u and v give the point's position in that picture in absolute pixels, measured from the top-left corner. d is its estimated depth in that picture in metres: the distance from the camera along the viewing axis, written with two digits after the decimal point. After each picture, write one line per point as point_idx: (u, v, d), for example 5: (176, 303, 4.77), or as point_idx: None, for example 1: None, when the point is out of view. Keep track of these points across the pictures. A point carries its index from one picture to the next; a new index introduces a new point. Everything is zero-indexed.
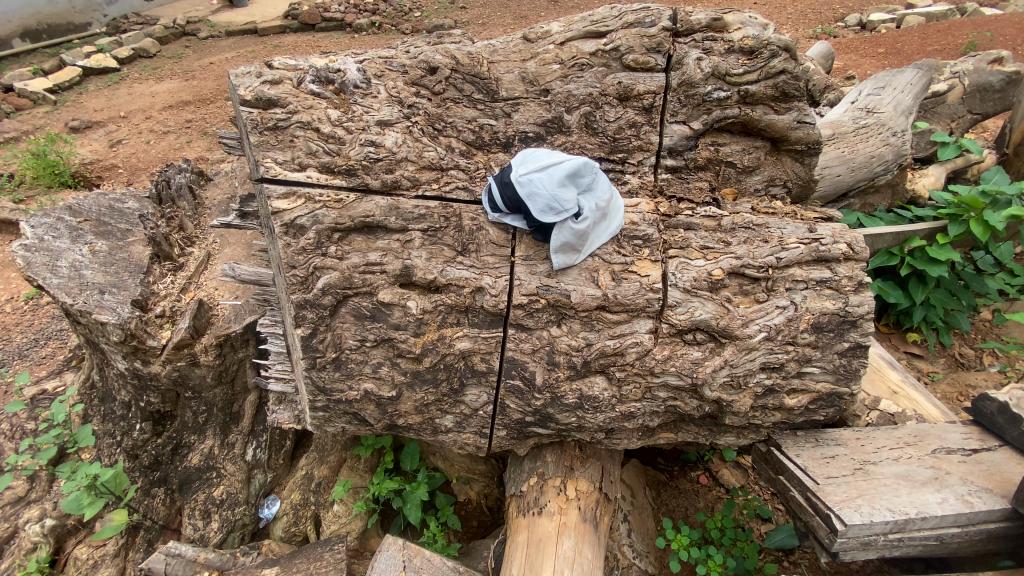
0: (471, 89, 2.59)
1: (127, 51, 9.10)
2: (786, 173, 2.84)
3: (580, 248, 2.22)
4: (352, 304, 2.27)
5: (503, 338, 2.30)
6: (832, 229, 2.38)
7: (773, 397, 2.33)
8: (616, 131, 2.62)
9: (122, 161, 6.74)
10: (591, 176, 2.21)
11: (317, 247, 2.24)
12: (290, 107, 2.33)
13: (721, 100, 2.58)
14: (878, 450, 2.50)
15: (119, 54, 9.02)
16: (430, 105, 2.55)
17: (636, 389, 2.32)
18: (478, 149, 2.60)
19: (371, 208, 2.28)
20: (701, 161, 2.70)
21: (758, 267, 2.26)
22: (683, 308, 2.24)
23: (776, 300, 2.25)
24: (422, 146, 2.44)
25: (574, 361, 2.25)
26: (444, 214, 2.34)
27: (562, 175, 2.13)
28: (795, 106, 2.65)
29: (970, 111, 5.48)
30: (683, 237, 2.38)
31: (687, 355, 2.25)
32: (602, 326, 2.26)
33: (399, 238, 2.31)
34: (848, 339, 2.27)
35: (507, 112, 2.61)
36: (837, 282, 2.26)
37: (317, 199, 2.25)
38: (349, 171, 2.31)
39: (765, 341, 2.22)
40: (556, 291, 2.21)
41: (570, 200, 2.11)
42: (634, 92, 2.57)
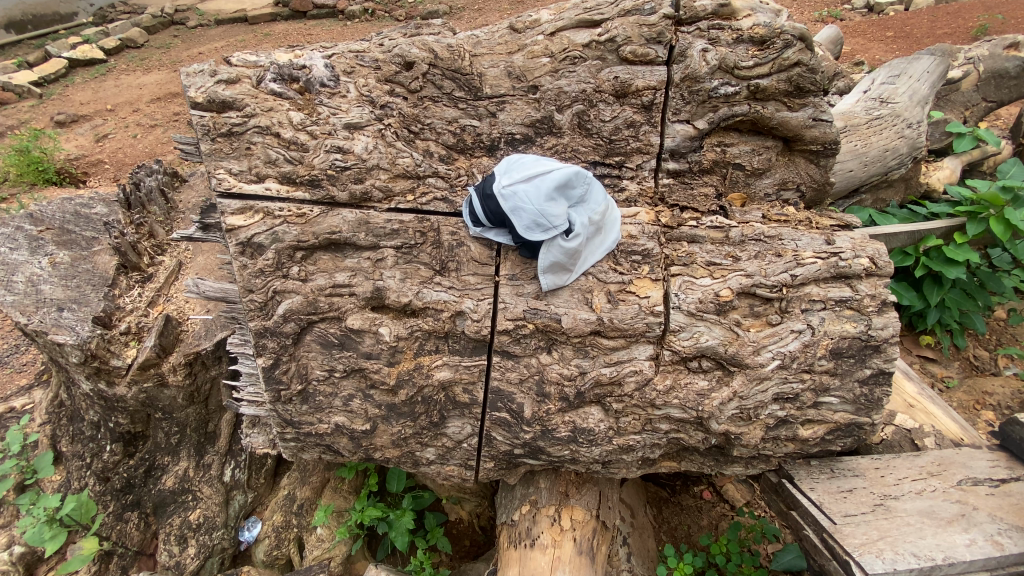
0: (451, 86, 2.31)
1: (114, 41, 8.73)
2: (800, 176, 2.57)
3: (572, 269, 1.98)
4: (319, 331, 2.03)
5: (487, 366, 2.07)
6: (852, 240, 2.16)
7: (786, 428, 2.11)
8: (612, 131, 2.35)
9: (109, 157, 6.49)
10: (585, 188, 1.95)
11: (277, 268, 2.01)
12: (246, 110, 2.09)
13: (729, 97, 2.33)
14: (900, 483, 2.29)
15: (106, 45, 8.68)
16: (406, 104, 2.29)
17: (635, 421, 2.10)
18: (459, 154, 2.35)
19: (337, 222, 2.04)
20: (707, 163, 2.44)
21: (771, 286, 2.01)
22: (688, 334, 1.98)
23: (791, 322, 2.01)
24: (396, 151, 2.19)
25: (566, 392, 2.04)
26: (420, 229, 2.08)
27: (553, 187, 1.87)
28: (811, 102, 2.40)
29: (985, 100, 5.18)
30: (687, 250, 2.13)
31: (693, 386, 2.02)
32: (597, 353, 2.03)
33: (369, 256, 2.06)
34: (870, 366, 2.04)
35: (492, 111, 2.34)
36: (858, 302, 2.04)
37: (277, 215, 2.02)
38: (313, 182, 2.07)
39: (780, 369, 1.98)
40: (545, 315, 1.98)
41: (560, 217, 1.86)
42: (632, 88, 2.30)
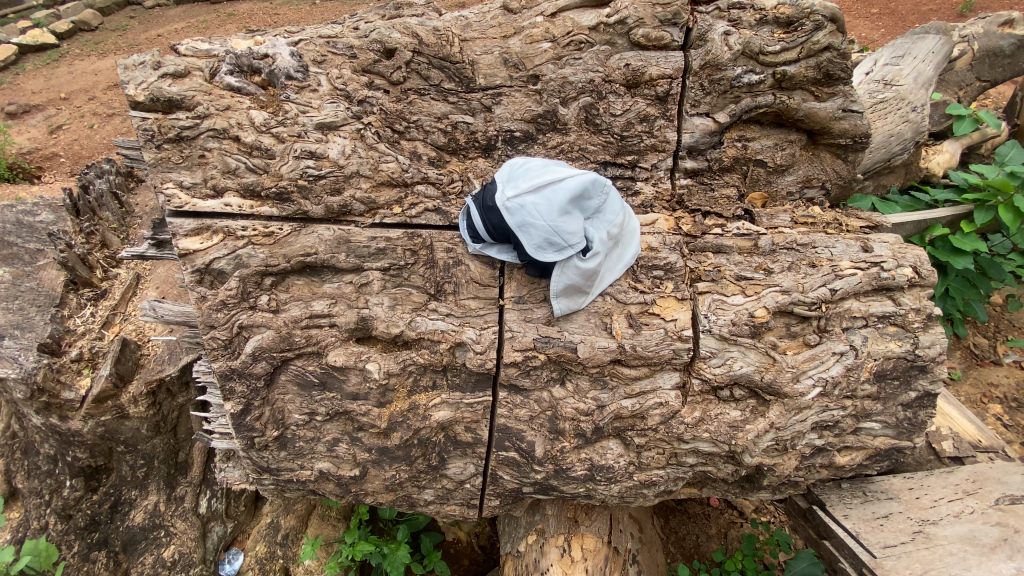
0: (439, 76, 2.01)
1: (66, 23, 7.94)
2: (825, 172, 2.33)
3: (588, 292, 1.73)
4: (296, 369, 1.75)
5: (493, 402, 1.82)
6: (891, 246, 1.94)
7: (822, 456, 1.92)
8: (623, 127, 2.07)
9: (64, 150, 5.95)
10: (603, 197, 1.68)
11: (241, 298, 1.70)
12: (197, 110, 1.77)
13: (752, 86, 2.08)
14: (937, 505, 2.11)
15: (58, 28, 7.92)
16: (388, 98, 1.98)
17: (659, 456, 1.88)
18: (451, 155, 2.06)
19: (312, 242, 1.74)
20: (728, 161, 2.18)
21: (809, 304, 1.79)
22: (719, 360, 1.76)
23: (831, 344, 1.79)
24: (378, 155, 1.89)
25: (582, 428, 1.80)
26: (410, 246, 1.79)
27: (567, 198, 1.59)
28: (840, 91, 2.16)
29: (979, 79, 4.64)
30: (715, 263, 1.89)
31: (724, 417, 1.80)
32: (617, 383, 1.80)
33: (352, 281, 1.77)
34: (915, 389, 1.84)
35: (487, 105, 2.04)
36: (903, 318, 1.83)
37: (240, 235, 1.72)
38: (280, 195, 1.77)
39: (820, 397, 1.77)
40: (559, 344, 1.73)
41: (576, 234, 1.60)
42: (645, 76, 2.02)
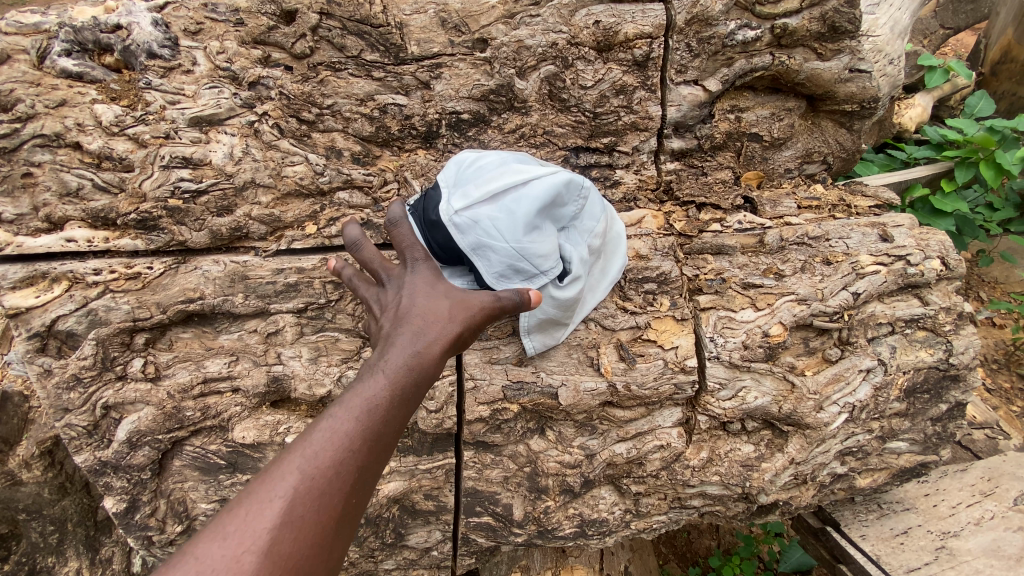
0: (357, 46, 1.54)
1: None
2: (829, 144, 1.98)
3: (566, 322, 1.38)
4: (193, 449, 1.34)
5: (456, 462, 1.48)
6: (912, 232, 1.64)
7: (843, 481, 1.65)
8: (596, 102, 1.66)
9: None
10: (581, 201, 1.30)
11: (103, 369, 1.27)
12: (16, 109, 1.29)
13: (748, 44, 1.70)
14: (956, 512, 1.91)
15: None
16: (290, 78, 1.51)
17: (660, 502, 1.58)
18: (382, 148, 1.61)
19: (195, 282, 1.32)
20: (720, 137, 1.81)
21: (830, 314, 1.48)
22: (729, 392, 1.45)
23: (857, 359, 1.49)
24: (280, 155, 1.44)
25: (569, 483, 1.47)
26: (333, 277, 1.37)
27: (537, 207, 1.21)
28: (847, 47, 1.80)
29: (942, 28, 3.61)
30: (717, 269, 1.55)
31: (736, 454, 1.51)
32: (607, 427, 1.47)
33: (257, 329, 1.36)
34: (946, 401, 1.59)
35: (424, 80, 1.59)
36: (932, 320, 1.56)
37: (92, 281, 1.29)
38: (145, 222, 1.33)
39: (846, 423, 1.49)
40: (535, 390, 1.38)
41: (550, 255, 1.23)
42: (619, 37, 1.61)
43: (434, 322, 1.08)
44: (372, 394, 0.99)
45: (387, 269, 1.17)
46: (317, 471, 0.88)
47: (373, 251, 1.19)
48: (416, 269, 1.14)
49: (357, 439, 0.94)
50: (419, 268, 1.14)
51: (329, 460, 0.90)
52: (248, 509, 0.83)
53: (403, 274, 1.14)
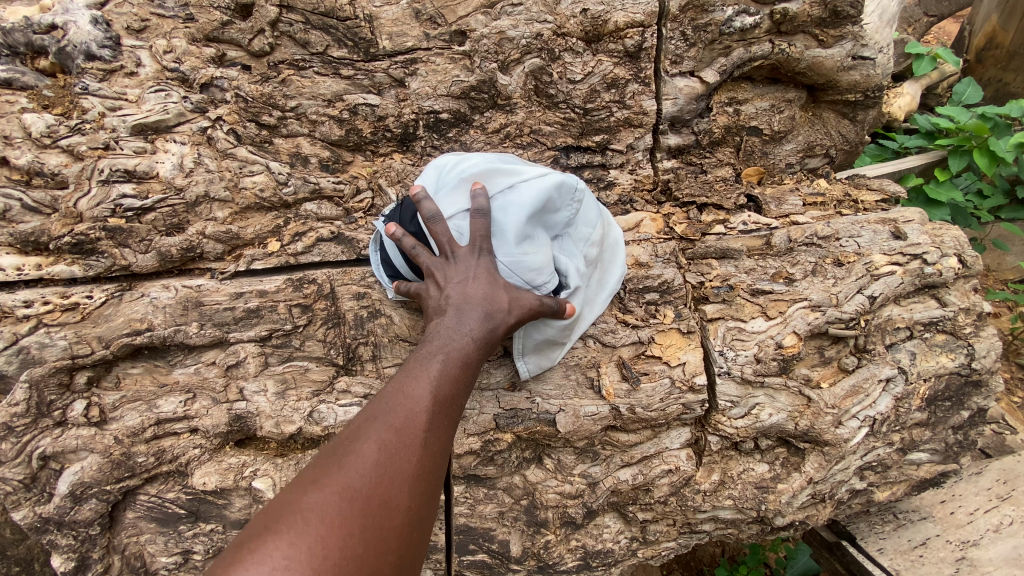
0: (322, 41, 1.39)
1: None
2: (830, 137, 1.88)
3: (563, 341, 1.25)
4: (147, 498, 1.20)
5: (446, 498, 1.36)
6: (926, 227, 1.53)
7: (862, 496, 1.54)
8: (586, 97, 1.53)
9: None
10: (575, 206, 1.17)
11: (38, 414, 1.12)
12: None
13: (746, 32, 1.58)
14: (976, 520, 1.80)
15: None
16: (248, 78, 1.36)
17: (669, 529, 1.46)
18: (353, 152, 1.46)
19: (141, 311, 1.17)
20: (719, 131, 1.69)
21: (846, 321, 1.37)
22: (741, 410, 1.34)
23: (875, 368, 1.38)
24: (237, 164, 1.30)
25: (570, 515, 1.34)
26: (300, 300, 1.23)
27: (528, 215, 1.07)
28: (849, 32, 1.69)
29: (927, 14, 3.52)
30: (722, 276, 1.43)
31: (749, 475, 1.39)
32: (610, 452, 1.35)
33: (216, 360, 1.21)
34: (969, 408, 1.50)
35: (397, 77, 1.45)
36: (952, 322, 1.46)
37: (23, 315, 1.14)
38: (83, 246, 1.18)
39: (866, 437, 1.39)
40: (531, 418, 1.27)
41: (544, 268, 1.10)
42: (608, 26, 1.48)
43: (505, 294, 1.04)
44: (465, 341, 0.98)
45: (453, 247, 1.05)
46: (442, 394, 0.92)
47: (443, 229, 1.05)
48: (483, 259, 1.05)
49: (463, 373, 0.97)
50: (484, 257, 1.05)
51: (448, 392, 0.93)
52: (390, 418, 0.87)
53: (470, 256, 1.04)
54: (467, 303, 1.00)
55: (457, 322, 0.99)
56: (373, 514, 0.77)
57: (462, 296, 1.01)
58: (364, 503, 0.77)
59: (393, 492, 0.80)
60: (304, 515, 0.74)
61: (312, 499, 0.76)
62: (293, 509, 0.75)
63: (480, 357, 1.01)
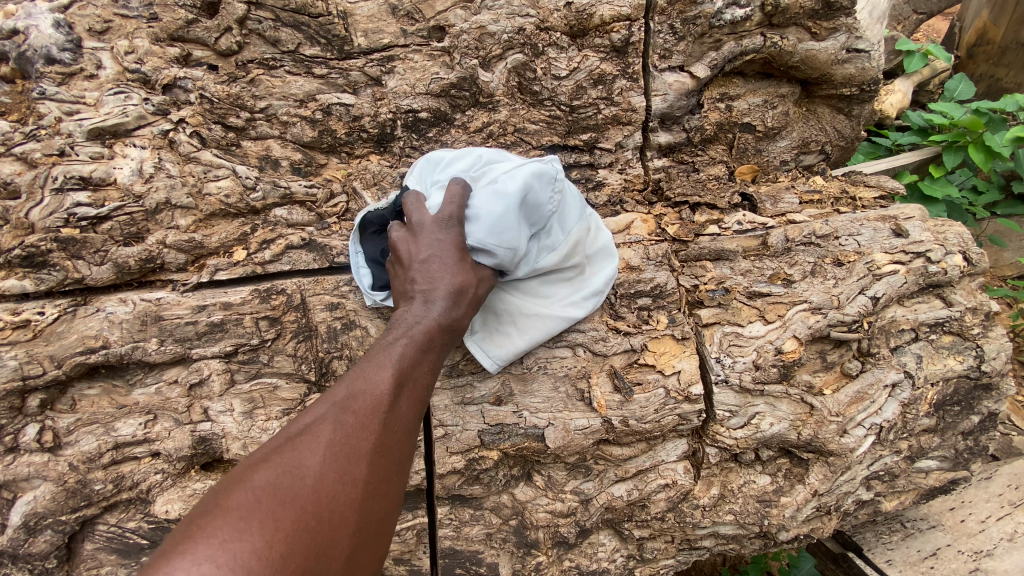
0: (292, 38, 1.32)
1: None
2: (825, 133, 1.82)
3: (522, 327, 1.16)
4: (107, 529, 1.11)
5: (430, 521, 1.27)
6: (929, 224, 1.47)
7: (869, 506, 1.47)
8: (573, 94, 1.47)
9: None
10: (557, 196, 1.11)
11: None
12: None
13: (737, 24, 1.52)
14: (987, 527, 1.73)
15: None
16: (214, 78, 1.29)
17: (667, 546, 1.38)
18: (328, 155, 1.39)
19: (95, 328, 1.09)
20: (711, 128, 1.63)
21: (849, 323, 1.30)
22: (741, 420, 1.27)
23: (880, 373, 1.31)
24: (202, 169, 1.23)
25: (563, 535, 1.27)
26: (268, 312, 1.16)
27: (504, 201, 1.02)
28: (843, 25, 1.63)
29: (918, 10, 3.49)
30: (718, 278, 1.36)
31: (751, 488, 1.32)
32: (603, 467, 1.27)
33: (178, 379, 1.13)
34: (978, 412, 1.43)
35: (373, 75, 1.38)
36: (958, 323, 1.39)
37: None
38: (33, 260, 1.10)
39: (872, 446, 1.32)
40: (517, 433, 1.20)
41: (512, 254, 1.03)
42: (594, 19, 1.42)
43: (474, 274, 0.99)
44: (432, 319, 0.93)
45: (423, 225, 1.01)
46: (406, 373, 0.86)
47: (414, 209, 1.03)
48: (451, 234, 1.00)
49: (429, 352, 0.91)
50: (453, 230, 1.00)
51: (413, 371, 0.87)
52: (351, 396, 0.81)
53: (438, 232, 0.99)
54: (433, 280, 0.95)
55: (423, 303, 0.94)
56: (326, 495, 0.71)
57: (427, 275, 0.96)
58: (316, 485, 0.71)
59: (351, 471, 0.74)
60: (254, 496, 0.68)
61: (262, 479, 0.70)
62: (241, 489, 0.70)
63: (449, 341, 0.95)
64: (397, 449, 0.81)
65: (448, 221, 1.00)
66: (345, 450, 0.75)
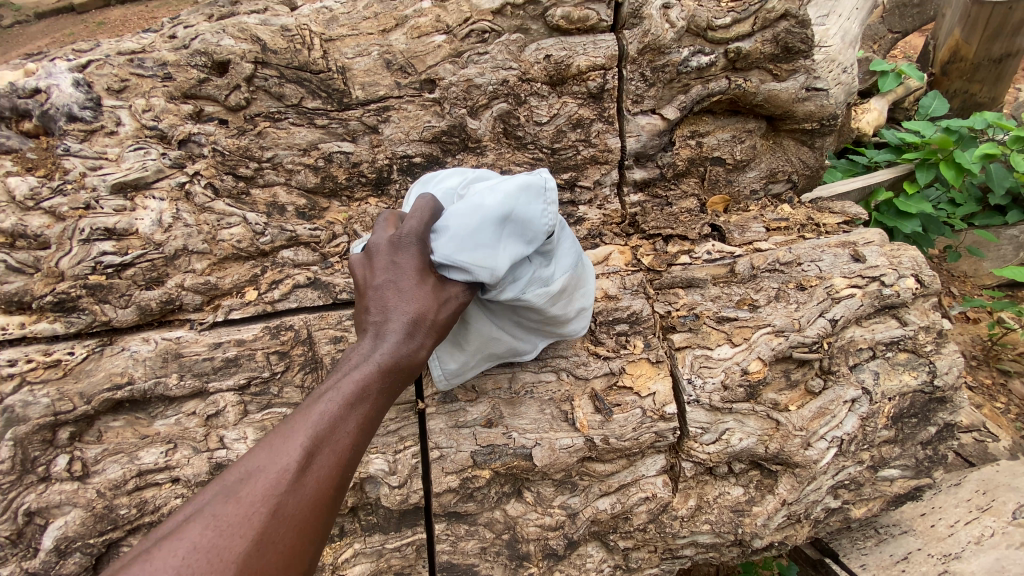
0: (296, 94, 1.45)
1: None
2: (792, 163, 1.95)
3: (477, 346, 1.25)
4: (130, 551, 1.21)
5: (428, 537, 1.37)
6: (884, 250, 1.60)
7: (838, 514, 1.58)
8: (553, 137, 1.60)
9: None
10: (548, 203, 1.13)
11: (19, 473, 1.13)
12: None
13: (703, 70, 1.66)
14: (955, 531, 1.83)
15: None
16: (225, 132, 1.42)
17: (650, 556, 1.48)
18: (330, 198, 1.51)
19: (121, 365, 1.20)
20: (683, 163, 1.76)
21: (809, 344, 1.42)
22: (713, 436, 1.38)
23: (840, 390, 1.44)
24: (216, 217, 1.35)
25: (552, 547, 1.36)
26: (278, 347, 1.28)
27: (480, 211, 1.09)
28: (802, 66, 1.77)
29: (891, 32, 3.63)
30: (689, 305, 1.49)
31: (725, 498, 1.43)
32: (588, 483, 1.38)
33: (196, 410, 1.24)
34: (935, 423, 1.54)
35: (371, 124, 1.51)
36: (912, 341, 1.51)
37: (5, 374, 1.16)
38: (64, 304, 1.22)
39: (836, 457, 1.43)
40: (507, 453, 1.30)
41: (492, 269, 1.07)
42: (572, 69, 1.55)
43: (429, 302, 1.03)
44: (366, 371, 0.96)
45: (384, 250, 1.06)
46: (318, 442, 0.88)
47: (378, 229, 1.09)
48: (409, 258, 1.05)
49: (354, 410, 0.93)
50: (413, 251, 1.05)
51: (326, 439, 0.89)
52: (259, 467, 0.85)
53: (397, 256, 1.05)
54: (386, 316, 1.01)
55: (373, 341, 0.99)
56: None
57: (381, 304, 1.02)
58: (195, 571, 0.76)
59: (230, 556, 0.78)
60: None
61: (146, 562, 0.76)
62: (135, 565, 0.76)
63: (387, 388, 0.97)
64: (298, 529, 0.83)
65: (405, 247, 1.05)
66: (223, 547, 0.77)
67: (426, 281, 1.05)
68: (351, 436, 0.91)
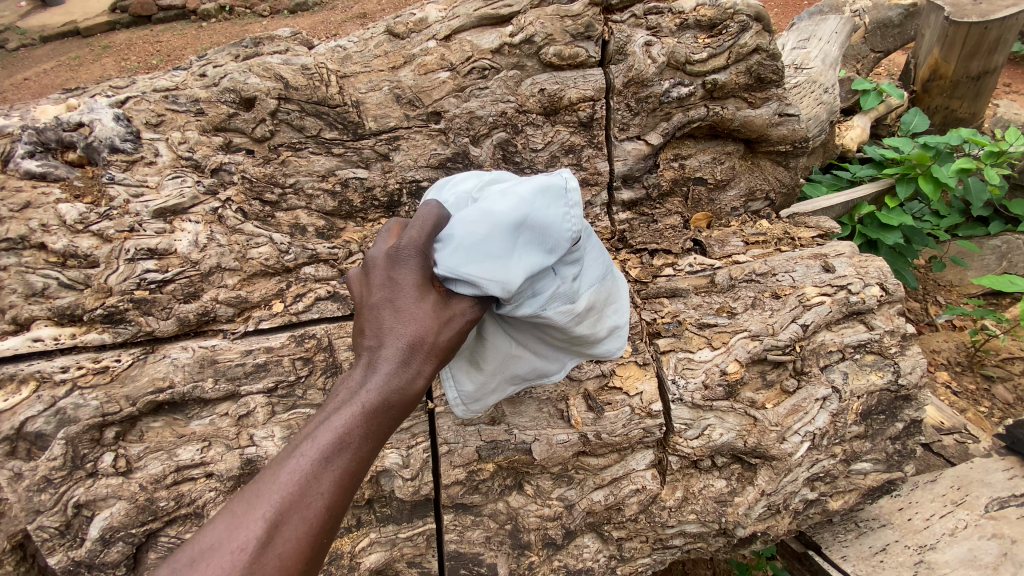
0: (315, 125, 1.62)
1: None
2: (769, 182, 2.11)
3: (497, 364, 1.29)
4: (167, 540, 1.33)
5: (437, 527, 1.49)
6: (851, 261, 1.75)
7: (816, 505, 1.70)
8: (547, 162, 1.77)
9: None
10: (570, 209, 1.14)
11: (71, 468, 1.27)
12: None
13: (683, 100, 1.83)
14: (931, 524, 1.95)
15: None
16: (252, 161, 1.58)
17: (642, 545, 1.60)
18: (345, 219, 1.67)
19: (163, 371, 1.34)
20: (667, 183, 1.93)
21: (782, 347, 1.57)
22: (696, 431, 1.51)
23: (812, 389, 1.57)
24: (245, 238, 1.50)
25: (551, 536, 1.49)
26: (302, 353, 1.43)
27: (492, 217, 1.10)
28: (774, 94, 1.94)
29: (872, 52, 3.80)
30: (673, 312, 1.63)
31: (709, 490, 1.55)
32: (583, 476, 1.51)
33: (229, 411, 1.38)
34: (902, 420, 1.68)
35: (382, 152, 1.68)
36: (878, 343, 1.66)
37: (59, 379, 1.30)
38: (112, 317, 1.36)
39: (809, 451, 1.56)
40: (509, 449, 1.43)
41: (502, 281, 1.07)
42: (563, 101, 1.72)
43: (427, 325, 1.01)
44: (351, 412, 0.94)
45: (383, 259, 1.07)
46: (294, 497, 0.86)
47: (379, 243, 1.12)
48: (410, 270, 1.05)
49: (338, 459, 0.90)
50: (413, 263, 1.05)
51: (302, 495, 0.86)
52: (233, 526, 0.83)
53: (397, 268, 1.05)
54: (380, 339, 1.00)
55: (363, 373, 0.97)
56: None
57: (378, 325, 1.01)
58: None
59: None
60: None
61: None
62: None
63: (373, 429, 0.94)
64: None
65: (406, 259, 1.05)
66: None
67: (426, 302, 1.04)
68: (327, 496, 0.87)
